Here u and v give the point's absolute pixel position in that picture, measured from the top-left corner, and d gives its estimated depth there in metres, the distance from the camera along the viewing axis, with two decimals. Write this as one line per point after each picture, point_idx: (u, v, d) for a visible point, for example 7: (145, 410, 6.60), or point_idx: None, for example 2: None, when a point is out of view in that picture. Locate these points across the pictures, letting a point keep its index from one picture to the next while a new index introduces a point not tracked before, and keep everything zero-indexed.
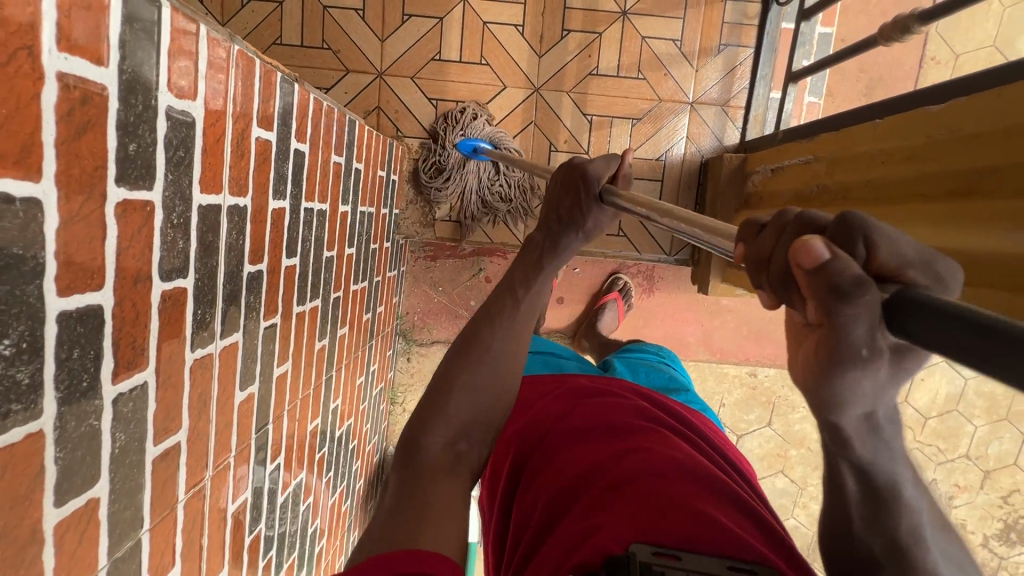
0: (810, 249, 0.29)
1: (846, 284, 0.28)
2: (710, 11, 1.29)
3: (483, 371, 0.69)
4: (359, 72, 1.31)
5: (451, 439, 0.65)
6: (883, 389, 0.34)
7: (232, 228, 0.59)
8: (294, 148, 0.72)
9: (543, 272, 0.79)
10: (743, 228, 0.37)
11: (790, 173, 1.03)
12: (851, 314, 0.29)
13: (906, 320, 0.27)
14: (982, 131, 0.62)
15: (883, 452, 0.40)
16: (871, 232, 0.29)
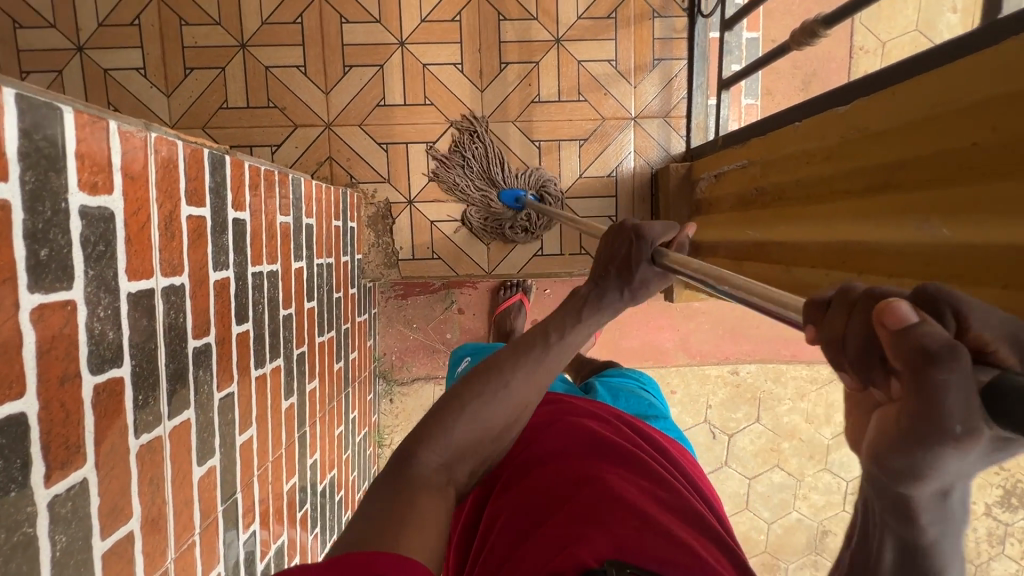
0: (899, 310, 0.27)
1: (937, 350, 0.26)
2: (640, 30, 1.33)
3: (489, 401, 0.67)
4: (307, 126, 1.33)
5: (446, 460, 0.65)
6: (969, 470, 0.29)
7: (170, 308, 0.59)
8: (232, 217, 0.73)
9: (579, 325, 0.73)
10: (809, 307, 0.35)
11: (729, 179, 1.06)
12: (942, 383, 0.26)
13: (1008, 401, 0.25)
14: (885, 128, 0.65)
15: (952, 535, 0.33)
16: (963, 310, 0.28)
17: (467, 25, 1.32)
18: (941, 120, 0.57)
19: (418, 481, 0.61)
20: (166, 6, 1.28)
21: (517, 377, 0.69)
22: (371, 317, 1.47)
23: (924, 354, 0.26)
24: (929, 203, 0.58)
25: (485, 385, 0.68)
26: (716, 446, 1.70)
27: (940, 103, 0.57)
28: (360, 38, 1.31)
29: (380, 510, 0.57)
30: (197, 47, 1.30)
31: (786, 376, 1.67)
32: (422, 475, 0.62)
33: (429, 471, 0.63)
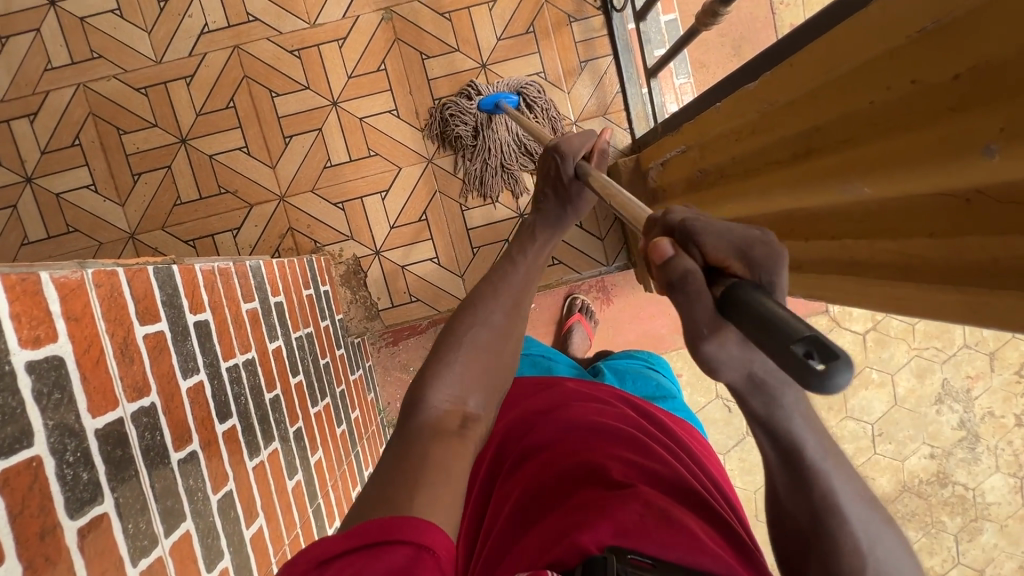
0: (658, 253, 0.38)
1: (679, 274, 0.37)
2: (560, 37, 1.35)
3: (482, 335, 0.68)
4: (262, 203, 1.35)
5: (456, 400, 0.61)
6: (751, 362, 0.38)
7: (144, 428, 0.61)
8: (193, 321, 0.75)
9: (535, 242, 0.85)
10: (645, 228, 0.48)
11: (674, 165, 1.07)
12: (684, 303, 0.37)
13: (728, 310, 0.34)
14: (794, 92, 0.66)
15: (779, 410, 0.40)
16: (702, 236, 0.38)
17: (393, 71, 1.34)
18: (838, 82, 0.58)
19: (428, 426, 0.57)
20: (101, 119, 1.31)
21: (499, 304, 0.73)
22: (370, 369, 1.50)
23: (668, 282, 0.37)
24: (845, 159, 0.58)
25: (471, 317, 0.70)
26: (734, 419, 1.69)
27: (834, 67, 0.58)
28: (294, 108, 1.34)
29: (389, 460, 0.53)
30: (139, 152, 1.32)
31: None
32: (431, 419, 0.58)
33: (439, 414, 0.58)
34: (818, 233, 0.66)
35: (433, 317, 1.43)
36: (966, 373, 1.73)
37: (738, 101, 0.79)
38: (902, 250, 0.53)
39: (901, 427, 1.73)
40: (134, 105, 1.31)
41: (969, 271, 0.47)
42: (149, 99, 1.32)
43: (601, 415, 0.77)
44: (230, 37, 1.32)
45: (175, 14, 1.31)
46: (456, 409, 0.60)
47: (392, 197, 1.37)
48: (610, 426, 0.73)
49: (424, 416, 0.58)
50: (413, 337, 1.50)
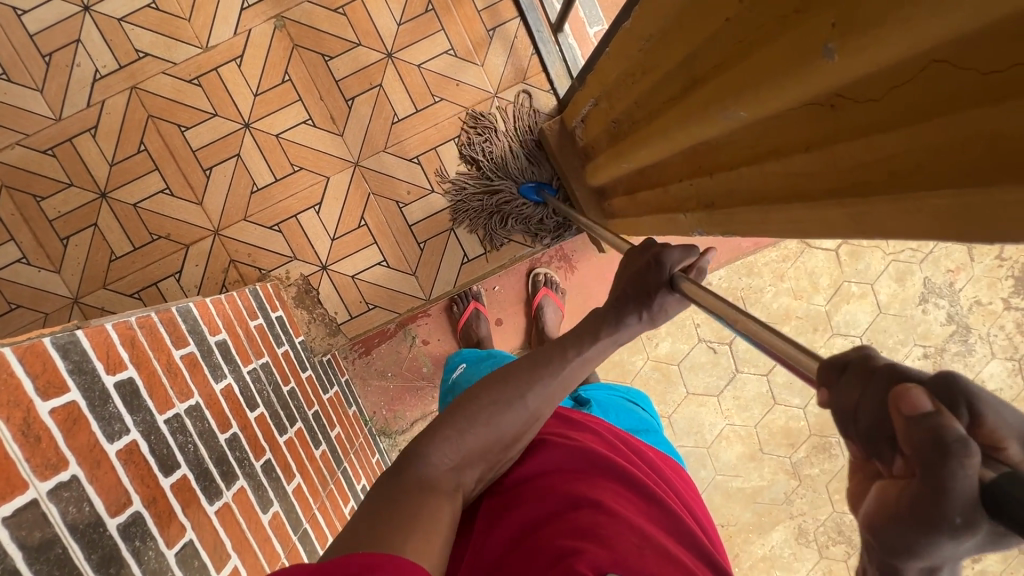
0: (914, 398, 0.28)
1: (949, 440, 0.26)
2: (461, 9, 1.29)
3: (500, 407, 0.66)
4: (197, 241, 1.32)
5: (457, 463, 0.64)
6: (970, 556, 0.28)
7: (68, 503, 0.60)
8: (113, 382, 0.73)
9: (599, 343, 0.72)
10: (823, 371, 0.36)
11: (593, 120, 1.03)
12: (951, 484, 0.26)
13: (1018, 503, 0.24)
14: (665, 25, 0.62)
15: None
16: (976, 401, 0.28)
17: (298, 80, 1.29)
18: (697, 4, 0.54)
19: (427, 484, 0.60)
20: (15, 190, 1.27)
21: (539, 393, 0.68)
22: (350, 387, 1.48)
23: (932, 439, 0.26)
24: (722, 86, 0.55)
25: (500, 393, 0.67)
26: (721, 359, 1.68)
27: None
28: (207, 137, 1.29)
29: (378, 504, 0.57)
30: (63, 215, 1.29)
31: (757, 267, 1.65)
32: (431, 477, 0.61)
33: (436, 472, 0.62)
34: (722, 169, 0.63)
35: (396, 319, 1.41)
36: (947, 267, 1.69)
37: (625, 42, 0.75)
38: (794, 172, 0.49)
39: (890, 334, 1.70)
40: (45, 169, 1.27)
41: (853, 184, 0.43)
42: (59, 159, 1.28)
43: (595, 438, 0.75)
44: (125, 78, 1.27)
45: (63, 66, 1.25)
46: (453, 473, 0.63)
47: (326, 209, 1.34)
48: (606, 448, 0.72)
49: (424, 470, 0.61)
50: (384, 343, 1.48)
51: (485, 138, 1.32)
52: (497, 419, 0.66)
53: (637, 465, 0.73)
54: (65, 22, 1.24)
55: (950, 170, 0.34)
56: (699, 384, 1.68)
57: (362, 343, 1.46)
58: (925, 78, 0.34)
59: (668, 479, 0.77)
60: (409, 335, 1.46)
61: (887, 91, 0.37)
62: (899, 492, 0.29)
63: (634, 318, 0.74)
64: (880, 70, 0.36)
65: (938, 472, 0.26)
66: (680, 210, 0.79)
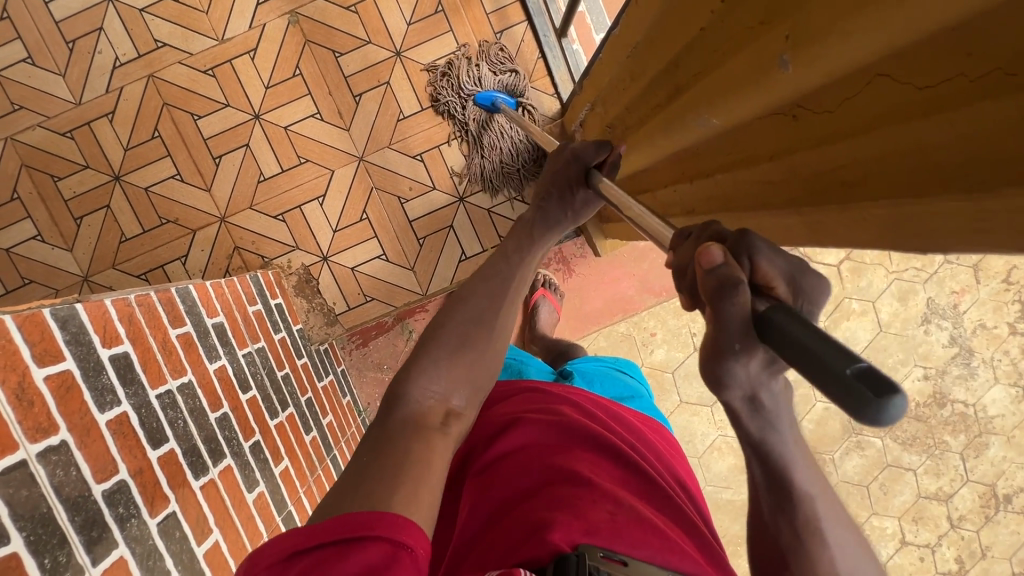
0: (709, 254, 0.36)
1: (729, 283, 0.35)
2: (470, 11, 1.32)
3: (473, 328, 0.66)
4: (204, 226, 1.36)
5: (444, 394, 0.61)
6: (760, 376, 0.39)
7: (55, 466, 0.62)
8: (107, 355, 0.76)
9: (534, 242, 0.78)
10: (674, 241, 0.47)
11: (589, 124, 1.04)
12: (729, 313, 0.35)
13: (769, 327, 0.33)
14: (652, 29, 0.63)
15: (773, 434, 0.45)
16: (754, 251, 0.37)
17: (309, 75, 1.33)
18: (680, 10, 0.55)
19: (415, 419, 0.56)
20: (34, 169, 1.32)
21: (508, 306, 0.70)
22: (347, 376, 1.50)
23: (713, 286, 0.35)
24: (700, 92, 0.55)
25: (469, 316, 0.67)
26: None
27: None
28: (218, 127, 1.34)
29: (368, 456, 0.52)
30: (77, 196, 1.34)
31: None
32: (419, 412, 0.57)
33: (423, 408, 0.58)
34: (700, 175, 0.64)
35: (393, 313, 1.44)
36: (951, 289, 1.67)
37: (616, 47, 0.77)
38: (761, 181, 0.50)
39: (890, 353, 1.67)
40: (63, 150, 1.32)
41: (808, 194, 0.44)
42: (76, 141, 1.33)
43: (573, 413, 0.78)
44: (143, 66, 1.32)
45: (85, 53, 1.31)
46: (442, 402, 0.60)
47: (330, 201, 1.37)
48: (583, 424, 0.74)
49: (409, 409, 0.57)
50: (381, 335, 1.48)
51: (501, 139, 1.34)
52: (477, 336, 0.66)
53: (615, 435, 0.76)
54: (89, 11, 1.30)
55: (889, 185, 0.35)
56: (694, 394, 1.68)
57: (359, 334, 1.46)
58: (872, 92, 0.35)
59: (645, 443, 0.81)
60: (405, 330, 1.46)
61: (842, 103, 0.38)
62: (703, 330, 0.38)
63: (558, 214, 0.81)
64: (835, 81, 0.37)
65: (722, 310, 0.35)
66: (666, 214, 0.80)
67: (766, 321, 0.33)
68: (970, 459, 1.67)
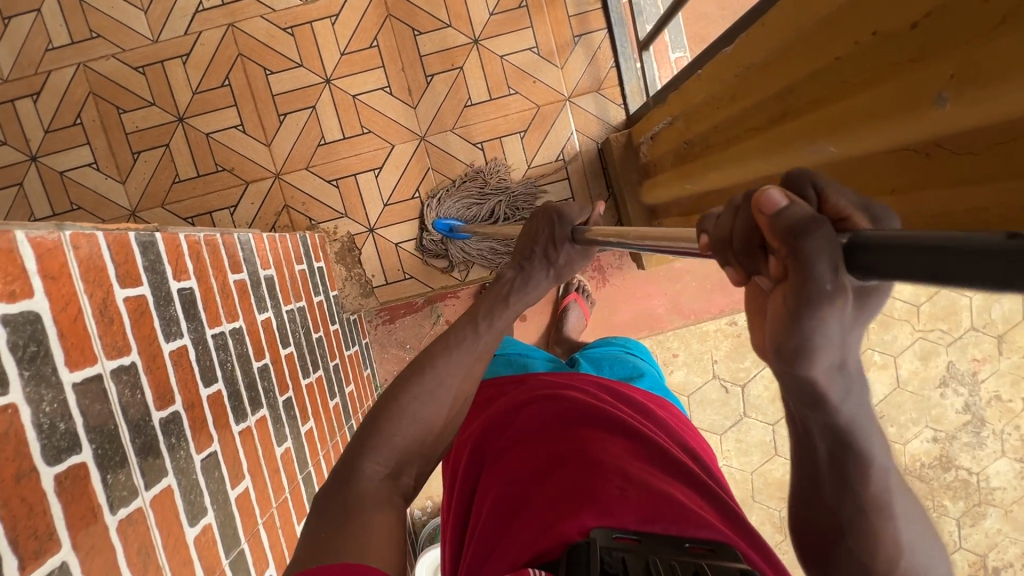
0: (771, 196, 0.31)
1: (802, 224, 0.30)
2: (553, 11, 1.34)
3: (423, 400, 0.68)
4: (257, 180, 1.37)
5: (392, 468, 0.64)
6: (850, 333, 0.34)
7: (124, 386, 0.63)
8: (176, 288, 0.76)
9: (508, 307, 0.78)
10: (700, 222, 0.41)
11: (662, 138, 1.06)
12: (813, 250, 0.30)
13: (866, 251, 0.28)
14: (765, 56, 0.65)
15: (854, 402, 0.39)
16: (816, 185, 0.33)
17: (385, 49, 1.34)
18: (804, 41, 0.57)
19: (365, 495, 0.59)
20: (101, 98, 1.33)
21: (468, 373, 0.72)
22: (367, 350, 1.51)
23: (790, 226, 0.30)
24: (813, 121, 0.57)
25: (419, 386, 0.68)
26: (731, 400, 1.68)
27: (799, 26, 0.58)
28: (288, 85, 1.35)
29: (327, 526, 0.55)
30: (139, 130, 1.35)
31: None
32: (368, 489, 0.60)
33: (374, 482, 0.61)
34: None
35: (427, 294, 1.45)
36: (973, 356, 1.64)
37: (719, 66, 0.78)
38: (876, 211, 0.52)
39: (903, 410, 1.66)
40: (133, 84, 1.34)
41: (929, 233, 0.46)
42: (147, 78, 1.34)
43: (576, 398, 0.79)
44: (225, 15, 1.33)
45: None
46: (392, 477, 0.63)
47: (385, 174, 1.38)
48: (586, 409, 0.75)
49: (361, 485, 0.60)
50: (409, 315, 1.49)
51: (559, 149, 1.37)
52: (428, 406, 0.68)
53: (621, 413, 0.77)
54: None
55: None
56: (705, 420, 1.69)
57: (389, 310, 1.48)
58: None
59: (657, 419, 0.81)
60: (433, 312, 1.46)
61: (989, 148, 0.39)
62: (782, 294, 0.33)
63: (540, 273, 0.82)
64: (989, 128, 0.39)
65: (806, 254, 0.30)
66: None
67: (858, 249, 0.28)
68: (968, 526, 1.68)
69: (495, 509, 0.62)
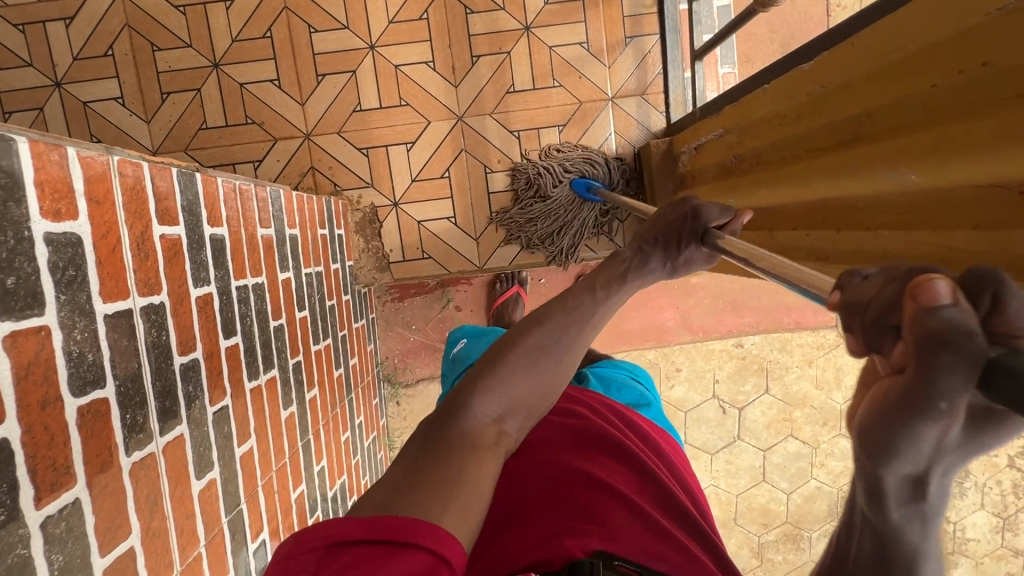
0: (933, 288, 0.25)
1: (951, 334, 0.24)
2: (608, 9, 1.32)
3: (538, 355, 0.59)
4: (286, 138, 1.34)
5: (498, 415, 0.56)
6: (951, 454, 0.28)
7: (151, 326, 0.60)
8: (209, 233, 0.74)
9: (625, 286, 0.65)
10: (843, 276, 0.34)
11: (709, 149, 1.05)
12: (944, 364, 0.24)
13: (1011, 383, 0.22)
14: (845, 79, 0.65)
15: (918, 527, 0.34)
16: (1006, 289, 0.24)
17: (434, 22, 1.32)
18: (895, 69, 0.57)
19: (466, 436, 0.53)
20: (136, 32, 1.29)
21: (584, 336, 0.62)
22: (372, 327, 1.48)
23: (930, 333, 0.24)
24: (894, 149, 0.57)
25: (533, 340, 0.59)
26: (727, 421, 1.69)
27: (892, 53, 0.57)
28: (330, 46, 1.32)
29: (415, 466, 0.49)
30: (171, 71, 1.31)
31: (791, 345, 1.66)
32: (472, 429, 0.54)
33: (479, 426, 0.54)
34: (858, 227, 0.65)
35: (442, 276, 1.43)
36: None
37: (789, 83, 0.77)
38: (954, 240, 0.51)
39: None
40: (171, 23, 1.30)
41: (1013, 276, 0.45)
42: (187, 18, 1.30)
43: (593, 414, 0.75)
44: None
45: None
46: (498, 423, 0.56)
47: (417, 150, 1.36)
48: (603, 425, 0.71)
49: (466, 423, 0.54)
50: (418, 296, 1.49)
51: (596, 149, 1.36)
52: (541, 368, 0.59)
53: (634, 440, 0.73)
54: None
55: None
56: (698, 438, 1.69)
57: (399, 288, 1.48)
58: None
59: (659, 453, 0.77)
60: (444, 300, 1.48)
61: None
62: (889, 384, 0.27)
63: (657, 263, 0.67)
64: None
65: (932, 363, 0.25)
66: (784, 256, 0.81)
67: (998, 376, 0.23)
68: None
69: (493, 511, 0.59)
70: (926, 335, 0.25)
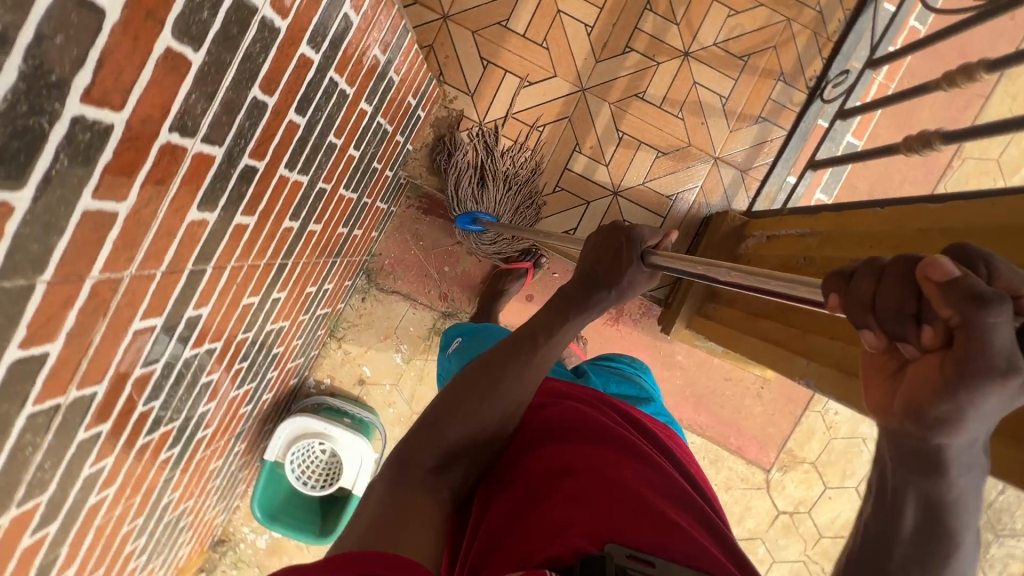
0: (942, 265, 0.32)
1: (986, 297, 0.31)
2: (761, 84, 1.35)
3: (474, 399, 0.70)
4: (426, 8, 1.33)
5: (440, 462, 0.66)
6: (997, 411, 0.34)
7: (258, 39, 0.57)
8: (344, 11, 0.72)
9: (566, 323, 0.77)
10: (831, 277, 0.39)
11: (781, 242, 1.08)
12: (992, 322, 0.31)
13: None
14: (950, 231, 0.70)
15: (969, 483, 0.39)
16: (987, 258, 0.33)
17: None
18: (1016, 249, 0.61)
19: (415, 482, 0.63)
20: None
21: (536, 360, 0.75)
22: (388, 219, 1.51)
23: (976, 299, 0.31)
24: None
25: (471, 393, 0.70)
26: None
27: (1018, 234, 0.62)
28: None
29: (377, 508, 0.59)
30: None
31: (722, 465, 1.67)
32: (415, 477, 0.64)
33: (421, 472, 0.64)
34: None
35: None
36: None
37: (903, 214, 0.80)
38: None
39: None
40: None
41: None
42: None
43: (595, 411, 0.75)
44: None
45: None
46: (437, 470, 0.65)
47: (529, 91, 1.35)
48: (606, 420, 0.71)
49: (411, 473, 0.64)
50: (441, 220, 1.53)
51: (676, 191, 1.38)
52: (486, 386, 0.71)
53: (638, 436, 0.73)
54: None
55: None
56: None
57: (430, 203, 1.50)
58: None
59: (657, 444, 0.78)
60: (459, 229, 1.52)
61: None
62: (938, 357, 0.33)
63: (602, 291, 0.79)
64: None
65: (972, 324, 0.31)
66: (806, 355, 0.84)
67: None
68: None
69: (501, 504, 0.59)
70: (961, 303, 0.31)
